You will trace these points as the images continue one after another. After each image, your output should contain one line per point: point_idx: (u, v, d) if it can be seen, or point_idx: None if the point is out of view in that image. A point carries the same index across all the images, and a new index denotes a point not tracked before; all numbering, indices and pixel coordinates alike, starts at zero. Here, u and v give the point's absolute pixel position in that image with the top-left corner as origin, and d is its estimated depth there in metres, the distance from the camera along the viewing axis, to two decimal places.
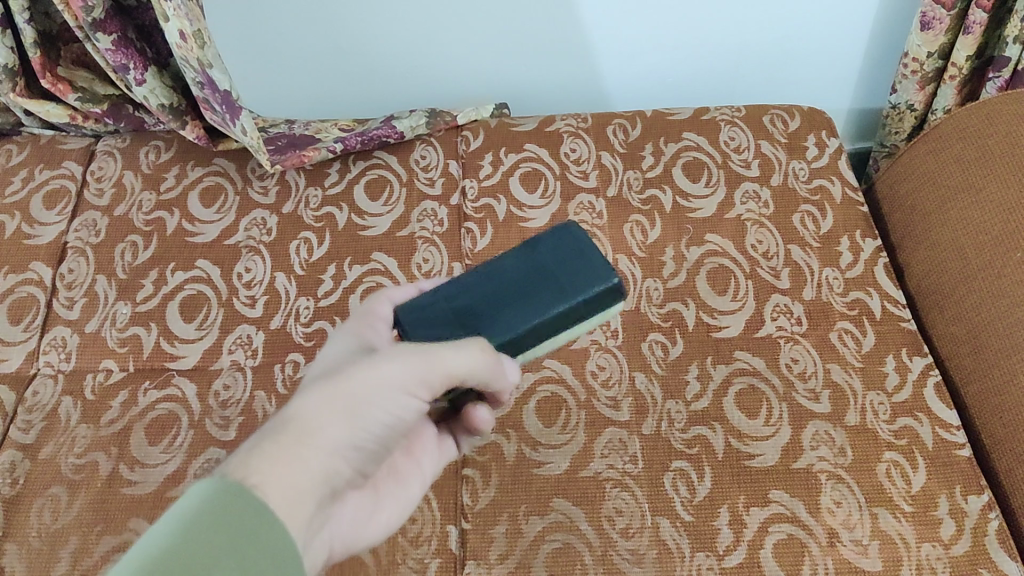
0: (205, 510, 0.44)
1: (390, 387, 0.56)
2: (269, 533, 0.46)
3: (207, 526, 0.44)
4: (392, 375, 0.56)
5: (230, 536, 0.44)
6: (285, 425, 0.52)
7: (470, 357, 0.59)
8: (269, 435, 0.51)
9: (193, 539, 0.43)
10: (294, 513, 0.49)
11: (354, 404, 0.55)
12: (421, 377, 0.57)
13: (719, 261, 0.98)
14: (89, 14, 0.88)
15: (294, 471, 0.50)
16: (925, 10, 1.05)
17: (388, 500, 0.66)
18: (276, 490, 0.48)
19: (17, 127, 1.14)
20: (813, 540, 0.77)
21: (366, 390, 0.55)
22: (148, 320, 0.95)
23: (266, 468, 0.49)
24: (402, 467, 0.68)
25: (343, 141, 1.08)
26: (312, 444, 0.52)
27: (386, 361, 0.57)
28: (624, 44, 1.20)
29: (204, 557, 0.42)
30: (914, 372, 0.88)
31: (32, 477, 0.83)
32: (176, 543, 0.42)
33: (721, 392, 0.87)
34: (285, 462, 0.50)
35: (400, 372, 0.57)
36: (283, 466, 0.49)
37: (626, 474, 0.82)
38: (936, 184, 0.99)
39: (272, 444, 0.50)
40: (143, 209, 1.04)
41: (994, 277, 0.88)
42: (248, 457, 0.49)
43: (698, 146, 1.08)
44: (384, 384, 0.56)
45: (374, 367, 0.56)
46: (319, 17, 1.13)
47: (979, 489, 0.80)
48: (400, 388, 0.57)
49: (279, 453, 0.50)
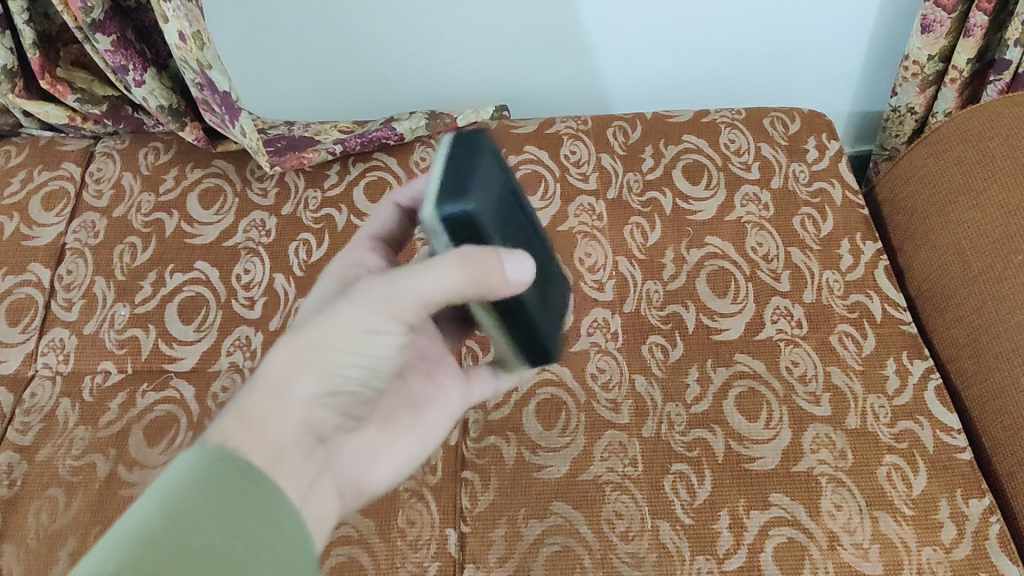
0: (181, 481, 0.46)
1: (353, 331, 0.54)
2: (255, 488, 0.47)
3: (189, 494, 0.45)
4: (356, 318, 0.54)
5: (211, 499, 0.45)
6: (256, 382, 0.53)
7: (444, 263, 0.51)
8: (245, 394, 0.52)
9: (173, 509, 0.44)
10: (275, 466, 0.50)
11: (321, 354, 0.54)
12: (386, 309, 0.54)
13: (719, 264, 0.97)
14: (88, 15, 0.88)
15: (269, 431, 0.51)
16: (925, 13, 1.05)
17: (406, 442, 0.65)
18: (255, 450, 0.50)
19: (15, 129, 1.13)
20: (813, 543, 0.77)
21: (331, 337, 0.54)
22: (146, 322, 0.94)
23: (240, 430, 0.50)
24: (422, 395, 0.67)
25: (342, 143, 1.08)
26: (285, 401, 0.53)
27: (346, 303, 0.54)
28: (625, 46, 1.20)
29: (186, 522, 0.43)
30: (915, 376, 0.88)
31: (29, 478, 0.83)
32: (156, 515, 0.43)
33: (721, 395, 0.87)
34: (257, 421, 0.51)
35: (362, 314, 0.54)
36: (253, 423, 0.51)
37: (626, 477, 0.82)
38: (937, 188, 0.98)
39: (245, 405, 0.52)
40: (141, 211, 1.04)
41: (995, 280, 0.88)
42: (221, 423, 0.51)
43: (698, 149, 1.08)
44: (350, 329, 0.54)
45: (333, 313, 0.54)
46: (317, 18, 1.13)
47: (980, 493, 0.80)
48: (366, 331, 0.54)
49: (252, 416, 0.51)
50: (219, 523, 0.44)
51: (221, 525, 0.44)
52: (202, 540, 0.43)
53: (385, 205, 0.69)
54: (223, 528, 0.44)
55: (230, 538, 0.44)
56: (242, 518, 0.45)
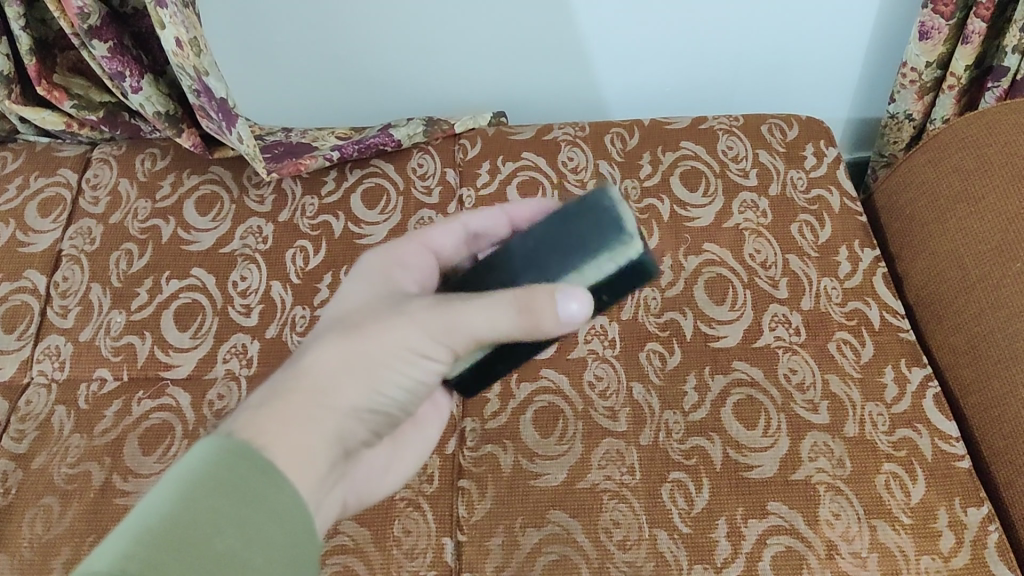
0: (201, 474, 0.44)
1: (402, 349, 0.54)
2: (278, 492, 0.46)
3: (209, 490, 0.44)
4: (408, 337, 0.53)
5: (232, 497, 0.44)
6: (297, 378, 0.52)
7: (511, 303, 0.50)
8: (283, 389, 0.51)
9: (192, 505, 0.43)
10: (306, 473, 0.49)
11: (369, 366, 0.53)
12: (441, 335, 0.53)
13: (716, 272, 0.97)
14: (85, 21, 0.89)
15: (304, 433, 0.50)
16: (923, 19, 1.05)
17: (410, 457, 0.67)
18: (286, 452, 0.48)
19: (12, 135, 1.13)
20: (812, 553, 0.77)
21: (382, 350, 0.53)
22: (142, 329, 0.94)
23: (274, 426, 0.49)
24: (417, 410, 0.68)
25: (339, 150, 1.07)
26: (325, 406, 0.51)
27: (405, 319, 0.54)
28: (623, 52, 1.20)
29: (204, 521, 0.43)
30: (913, 384, 0.87)
31: (24, 487, 0.83)
32: (174, 509, 0.43)
33: (719, 403, 0.87)
34: (294, 421, 0.50)
35: (414, 333, 0.53)
36: (291, 422, 0.50)
37: (623, 485, 0.81)
38: (935, 195, 0.98)
39: (283, 402, 0.50)
40: (138, 218, 1.03)
41: (994, 287, 0.88)
42: (252, 416, 0.49)
43: (695, 156, 1.07)
44: (402, 346, 0.54)
45: (389, 328, 0.54)
46: (314, 25, 1.13)
47: (978, 502, 0.79)
48: (417, 354, 0.54)
49: (290, 415, 0.50)
50: (240, 526, 0.43)
51: (240, 529, 0.43)
52: (221, 545, 0.42)
53: (455, 225, 0.65)
54: (241, 530, 0.43)
55: (248, 544, 0.43)
56: (262, 523, 0.44)
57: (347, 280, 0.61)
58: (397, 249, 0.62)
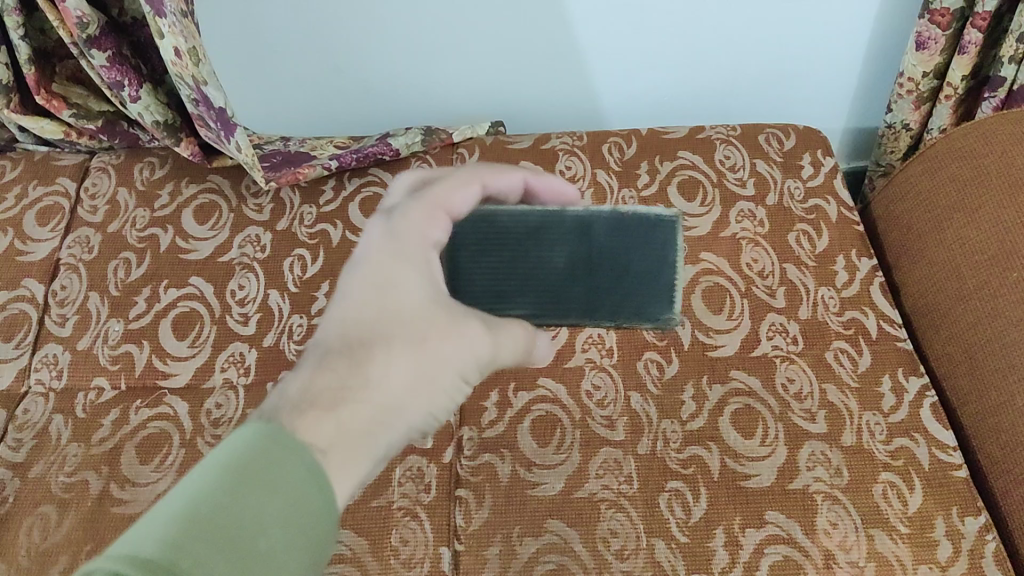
0: (243, 467, 0.45)
1: (450, 370, 0.57)
2: (322, 497, 0.47)
3: (251, 485, 0.44)
4: (455, 359, 0.57)
5: (276, 495, 0.45)
6: (356, 388, 0.52)
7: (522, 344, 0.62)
8: (342, 399, 0.51)
9: (232, 505, 0.43)
10: (356, 481, 0.51)
11: (422, 381, 0.55)
12: (481, 363, 0.59)
13: (714, 281, 0.97)
14: (84, 30, 0.89)
15: (360, 445, 0.51)
16: (919, 30, 1.06)
17: None
18: (344, 463, 0.49)
19: (10, 144, 1.13)
20: (809, 562, 0.76)
21: (433, 368, 0.56)
22: (140, 338, 0.94)
23: (333, 437, 0.50)
24: None
25: (337, 159, 1.07)
26: (378, 417, 0.53)
27: (457, 343, 0.57)
28: (621, 62, 1.21)
29: (246, 516, 0.43)
30: (910, 394, 0.87)
31: (21, 495, 0.83)
32: (212, 502, 0.43)
33: (716, 412, 0.87)
34: (352, 432, 0.51)
35: (462, 357, 0.57)
36: (349, 434, 0.50)
37: (621, 495, 0.81)
38: (930, 204, 0.98)
39: (342, 413, 0.51)
40: (136, 226, 1.03)
41: (989, 297, 0.88)
42: (310, 423, 0.49)
43: (693, 165, 1.08)
44: (449, 367, 0.57)
45: (442, 347, 0.56)
46: (314, 34, 1.13)
47: (976, 511, 0.79)
48: (457, 374, 0.58)
49: (348, 426, 0.51)
50: (282, 526, 0.44)
51: (282, 529, 0.44)
52: (263, 544, 0.43)
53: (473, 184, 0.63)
54: (282, 528, 0.44)
55: (287, 544, 0.44)
56: (300, 522, 0.45)
57: (394, 262, 0.58)
58: (427, 222, 0.60)
